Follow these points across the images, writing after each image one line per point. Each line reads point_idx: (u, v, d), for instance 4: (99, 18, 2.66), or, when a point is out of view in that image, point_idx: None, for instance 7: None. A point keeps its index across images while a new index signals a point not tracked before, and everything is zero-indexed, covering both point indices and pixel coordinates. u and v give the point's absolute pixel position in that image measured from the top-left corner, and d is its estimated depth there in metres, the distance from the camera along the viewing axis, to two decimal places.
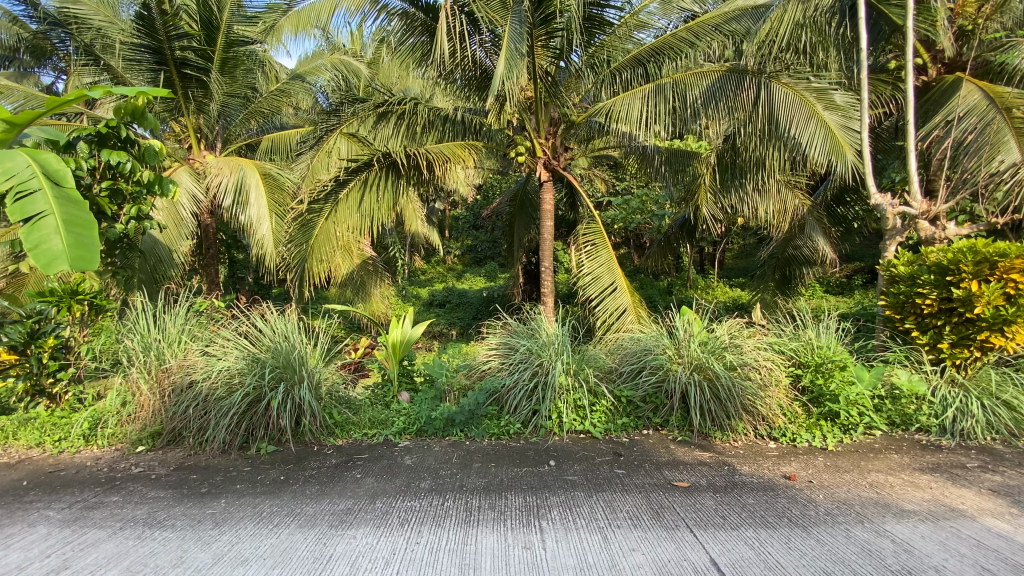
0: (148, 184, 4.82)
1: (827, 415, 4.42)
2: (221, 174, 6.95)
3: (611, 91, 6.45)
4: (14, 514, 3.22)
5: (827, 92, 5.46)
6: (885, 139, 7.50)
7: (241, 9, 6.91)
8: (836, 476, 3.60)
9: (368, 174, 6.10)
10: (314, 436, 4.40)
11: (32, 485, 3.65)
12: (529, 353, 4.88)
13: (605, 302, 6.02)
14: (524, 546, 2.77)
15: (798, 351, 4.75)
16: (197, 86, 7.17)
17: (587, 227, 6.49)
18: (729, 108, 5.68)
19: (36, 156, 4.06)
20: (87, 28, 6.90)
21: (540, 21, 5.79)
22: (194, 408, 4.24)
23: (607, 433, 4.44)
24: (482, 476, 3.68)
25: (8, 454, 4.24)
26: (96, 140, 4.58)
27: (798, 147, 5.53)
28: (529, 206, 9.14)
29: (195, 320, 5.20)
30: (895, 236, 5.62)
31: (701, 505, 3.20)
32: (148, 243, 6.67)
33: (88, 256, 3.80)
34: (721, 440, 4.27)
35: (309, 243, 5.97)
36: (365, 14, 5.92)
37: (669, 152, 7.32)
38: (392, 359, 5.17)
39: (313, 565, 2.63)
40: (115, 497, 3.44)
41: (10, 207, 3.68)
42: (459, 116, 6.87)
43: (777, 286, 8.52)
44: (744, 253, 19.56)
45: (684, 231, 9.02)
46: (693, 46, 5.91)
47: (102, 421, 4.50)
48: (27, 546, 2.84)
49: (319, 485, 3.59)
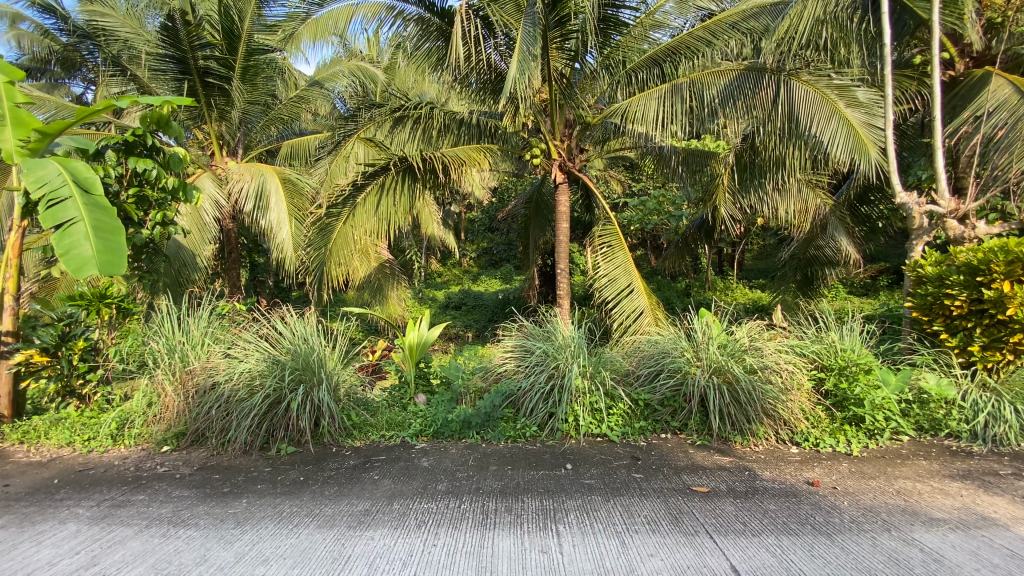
0: (173, 190, 4.91)
1: (851, 419, 4.31)
2: (242, 180, 7.12)
3: (627, 91, 6.39)
4: (46, 511, 3.32)
5: (849, 89, 5.35)
6: (910, 136, 7.34)
7: (262, 18, 7.07)
8: (861, 482, 3.50)
9: (385, 178, 6.14)
10: (332, 437, 4.44)
11: (63, 483, 3.76)
12: (545, 355, 4.87)
13: (623, 304, 5.97)
14: (541, 549, 2.76)
15: (821, 354, 4.66)
16: (219, 94, 7.34)
17: (603, 227, 6.43)
18: (747, 107, 5.63)
19: (67, 164, 4.19)
20: (114, 40, 7.06)
21: (555, 23, 5.76)
22: (217, 409, 4.33)
23: (624, 437, 4.39)
24: (498, 478, 3.68)
25: (40, 452, 4.38)
26: (122, 148, 4.71)
27: (819, 145, 5.43)
28: (545, 208, 9.19)
29: (217, 323, 5.31)
30: (922, 235, 5.45)
31: (721, 510, 3.14)
32: (173, 248, 6.84)
33: (116, 260, 3.97)
34: (741, 445, 4.19)
35: (327, 248, 6.07)
36: (381, 20, 6.02)
37: (687, 152, 7.01)
38: (408, 361, 5.21)
39: (332, 565, 2.67)
40: (141, 495, 3.53)
41: (43, 215, 3.85)
42: (474, 120, 6.90)
43: (799, 287, 8.27)
44: (764, 254, 19.40)
45: (702, 232, 8.87)
46: (710, 45, 5.84)
47: (130, 421, 4.61)
48: (57, 543, 2.93)
49: (338, 486, 3.62)
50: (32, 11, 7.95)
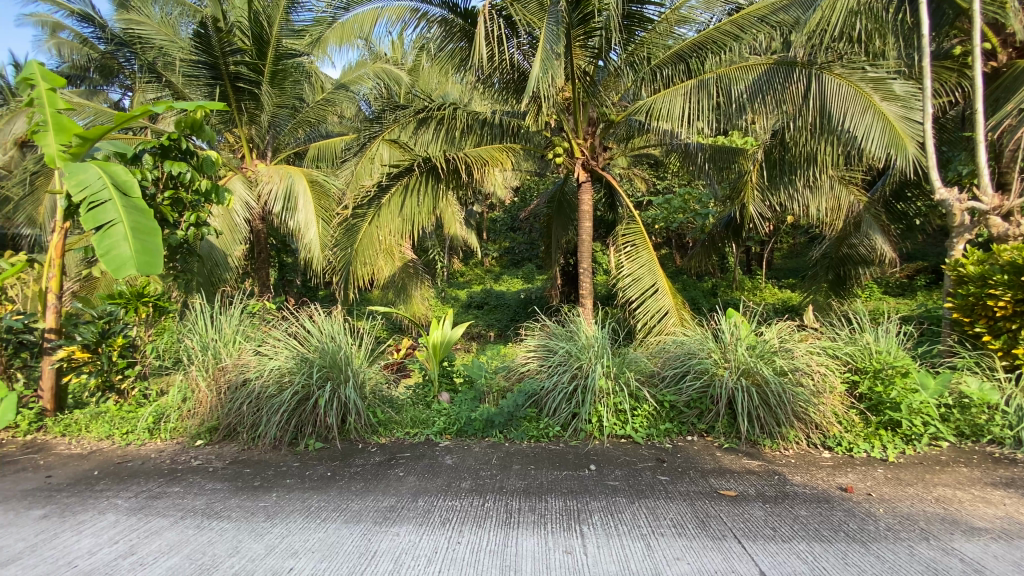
0: (206, 193, 5.04)
1: (887, 424, 4.17)
2: (271, 182, 7.34)
3: (651, 88, 6.30)
4: (86, 502, 3.46)
5: (885, 82, 5.15)
6: (949, 130, 7.05)
7: (289, 23, 7.21)
8: (897, 489, 3.38)
9: (409, 179, 6.22)
10: (358, 433, 4.52)
11: (103, 475, 3.92)
12: (568, 355, 4.85)
13: (647, 304, 5.90)
14: (565, 550, 2.75)
15: (854, 356, 4.52)
16: (249, 98, 7.49)
17: (627, 226, 6.36)
18: (776, 102, 5.47)
19: (106, 168, 4.34)
20: (149, 47, 7.33)
21: (578, 21, 5.77)
22: (248, 404, 4.45)
23: (650, 439, 4.34)
24: (521, 478, 3.68)
25: (81, 444, 4.57)
26: (158, 152, 4.86)
27: (853, 141, 5.26)
28: (567, 207, 9.14)
29: (248, 321, 5.45)
30: (964, 233, 5.20)
31: (749, 515, 3.07)
32: (206, 248, 7.01)
33: (152, 260, 4.13)
34: (770, 448, 4.09)
35: (353, 248, 6.17)
36: (405, 22, 6.07)
37: (713, 150, 7.05)
38: (432, 360, 5.26)
39: (359, 560, 2.71)
40: (176, 487, 3.66)
41: (84, 217, 4.01)
42: (497, 120, 6.90)
43: (831, 288, 8.02)
44: (794, 252, 18.88)
45: (730, 230, 8.68)
46: (738, 39, 5.72)
47: (165, 416, 4.77)
48: (98, 533, 3.05)
49: (364, 482, 3.68)
50: (72, 21, 8.29)
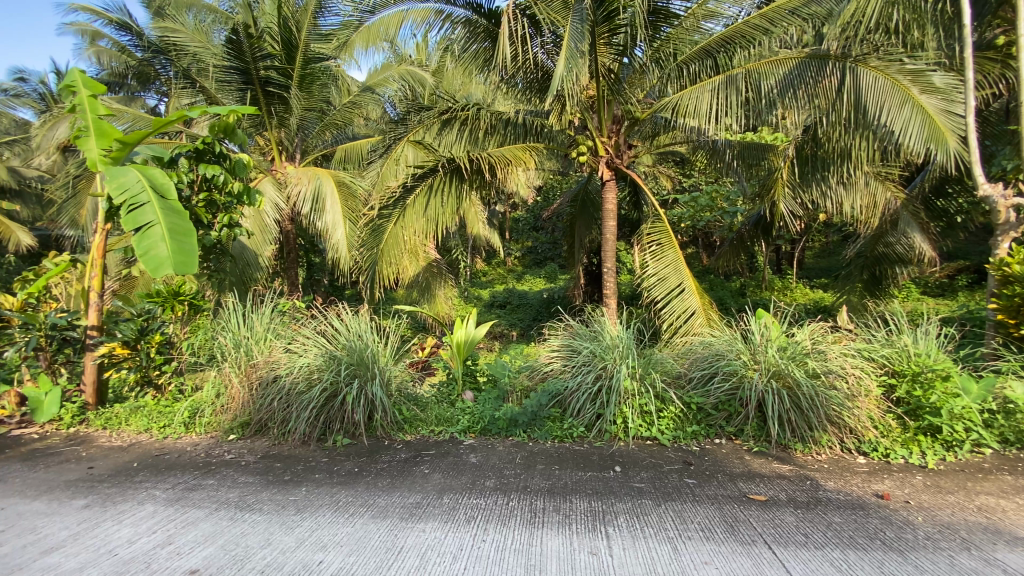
0: (238, 195, 5.17)
1: (926, 430, 4.02)
2: (300, 184, 7.45)
3: (677, 85, 6.22)
4: (126, 493, 3.60)
5: (924, 74, 4.94)
6: (992, 123, 6.75)
7: (316, 28, 7.39)
8: (936, 497, 3.25)
9: (433, 179, 6.28)
10: (384, 430, 4.58)
11: (142, 467, 4.09)
12: (592, 355, 4.83)
13: (673, 304, 5.81)
14: (591, 551, 2.73)
15: (891, 359, 4.36)
16: (279, 102, 7.75)
17: (653, 225, 6.27)
18: (808, 96, 5.36)
19: (145, 171, 4.51)
20: (184, 54, 7.60)
21: (603, 18, 5.71)
22: (278, 400, 4.57)
23: (676, 441, 4.27)
24: (546, 478, 3.67)
25: (122, 437, 4.77)
26: (194, 155, 5.04)
27: (889, 135, 5.08)
28: (590, 206, 9.09)
29: (279, 319, 5.58)
30: (1009, 231, 4.89)
31: (780, 521, 3.00)
32: (238, 248, 7.18)
33: (188, 260, 4.28)
34: (802, 453, 3.99)
35: (379, 248, 6.26)
36: (429, 24, 6.13)
37: (742, 146, 7.01)
38: (456, 358, 5.29)
39: (386, 555, 2.75)
40: (211, 480, 3.78)
41: (125, 219, 4.18)
42: (520, 119, 6.93)
43: (866, 288, 7.68)
44: (826, 251, 18.30)
45: (759, 229, 8.47)
46: (768, 33, 5.54)
47: (200, 411, 4.94)
48: (137, 522, 3.18)
49: (390, 479, 3.74)
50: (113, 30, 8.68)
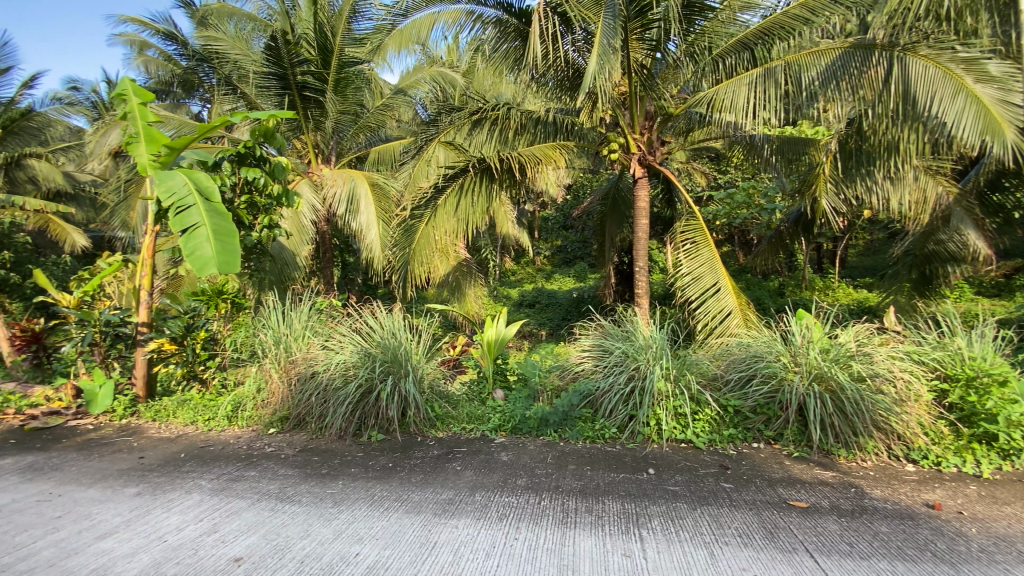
0: (278, 197, 5.38)
1: (982, 437, 3.80)
2: (335, 185, 7.67)
3: (712, 80, 6.07)
4: (175, 482, 3.79)
5: (979, 62, 4.61)
6: None
7: (350, 32, 7.48)
8: (993, 508, 3.07)
9: (464, 179, 6.34)
10: (417, 427, 4.66)
11: (189, 457, 4.28)
12: (624, 355, 4.78)
13: (708, 305, 5.69)
14: (624, 553, 2.71)
15: (943, 362, 4.15)
16: (315, 106, 7.96)
17: (687, 223, 6.14)
18: (852, 87, 5.19)
19: (191, 175, 4.73)
20: (226, 61, 7.88)
21: (635, 14, 5.54)
22: (316, 396, 4.70)
23: (712, 444, 4.18)
24: (578, 478, 3.66)
25: (169, 428, 5.01)
26: (236, 159, 5.24)
27: (941, 127, 4.84)
28: (622, 204, 8.98)
29: (316, 317, 5.74)
30: None
31: (823, 528, 2.90)
32: (277, 248, 7.41)
33: (231, 260, 4.47)
34: (846, 459, 3.85)
35: (411, 248, 6.36)
36: (461, 25, 6.19)
37: (780, 141, 6.67)
38: (487, 357, 5.33)
39: (420, 550, 2.80)
40: (253, 471, 3.93)
41: (173, 221, 4.39)
42: (551, 118, 6.91)
43: (914, 288, 7.28)
44: (870, 250, 17.51)
45: (799, 226, 8.18)
46: (808, 22, 5.38)
47: (242, 405, 5.13)
48: (185, 510, 3.34)
49: (423, 475, 3.79)
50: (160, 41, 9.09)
